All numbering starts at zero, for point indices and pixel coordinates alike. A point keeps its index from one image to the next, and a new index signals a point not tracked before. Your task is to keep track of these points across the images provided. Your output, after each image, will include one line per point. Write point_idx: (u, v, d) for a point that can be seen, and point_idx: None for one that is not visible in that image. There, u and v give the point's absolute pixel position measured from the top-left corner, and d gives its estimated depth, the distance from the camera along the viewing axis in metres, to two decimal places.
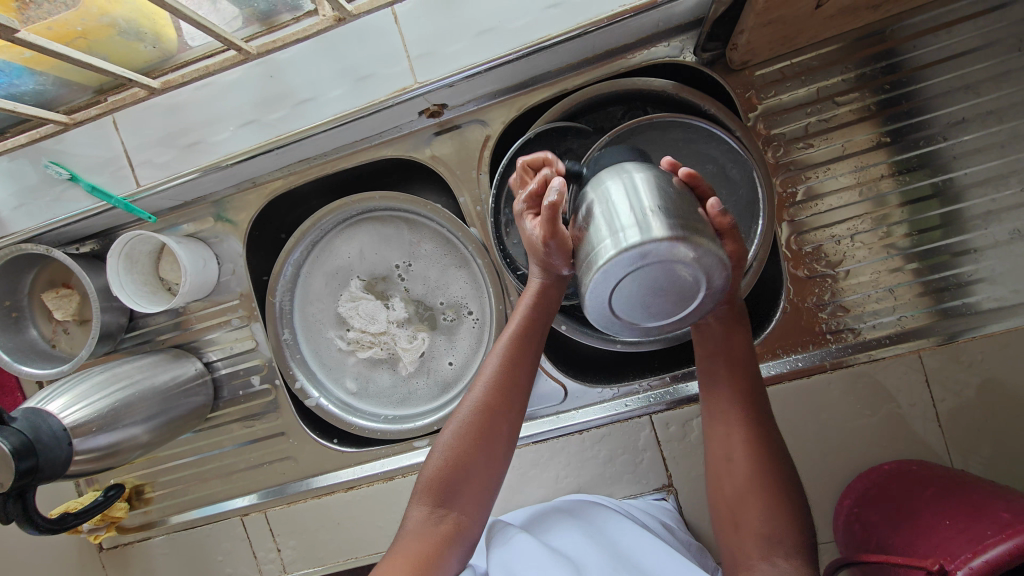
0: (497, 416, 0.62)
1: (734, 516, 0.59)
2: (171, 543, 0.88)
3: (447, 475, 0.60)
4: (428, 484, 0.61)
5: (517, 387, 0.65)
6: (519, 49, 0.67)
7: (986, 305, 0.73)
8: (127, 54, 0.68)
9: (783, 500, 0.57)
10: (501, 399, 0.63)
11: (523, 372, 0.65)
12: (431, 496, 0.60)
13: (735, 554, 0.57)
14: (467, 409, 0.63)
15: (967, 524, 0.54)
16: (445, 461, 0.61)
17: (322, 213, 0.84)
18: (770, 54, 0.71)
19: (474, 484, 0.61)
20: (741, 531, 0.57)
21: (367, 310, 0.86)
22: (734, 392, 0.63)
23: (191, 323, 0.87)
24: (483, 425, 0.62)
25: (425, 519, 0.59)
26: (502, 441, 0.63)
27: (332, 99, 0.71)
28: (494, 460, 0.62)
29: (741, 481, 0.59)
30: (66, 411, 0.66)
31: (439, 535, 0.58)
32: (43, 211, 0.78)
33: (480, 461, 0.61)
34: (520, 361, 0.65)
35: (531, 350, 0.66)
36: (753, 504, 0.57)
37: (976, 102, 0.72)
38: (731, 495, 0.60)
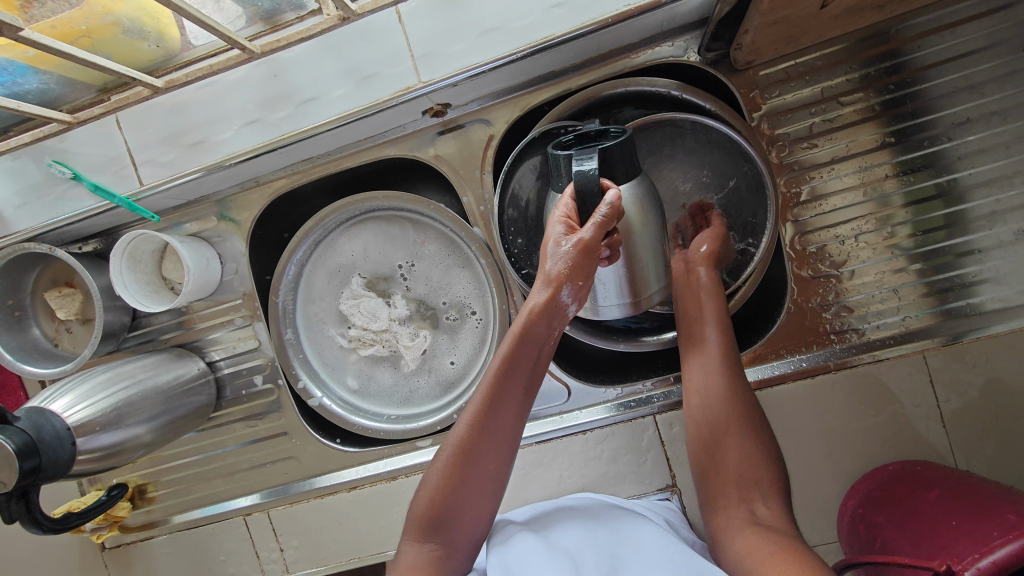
0: (488, 449, 0.61)
1: (712, 459, 0.64)
2: (174, 542, 0.88)
3: (434, 510, 0.60)
4: (416, 520, 0.61)
5: (504, 424, 0.62)
6: (523, 48, 0.67)
7: (990, 306, 0.72)
8: (131, 53, 0.68)
9: (749, 436, 0.63)
10: (487, 437, 0.61)
11: (515, 400, 0.62)
12: (420, 530, 0.61)
13: (722, 502, 0.62)
14: (450, 446, 0.62)
15: (972, 525, 0.54)
16: (431, 499, 0.61)
17: (324, 212, 0.84)
18: (775, 53, 0.70)
19: (462, 516, 0.61)
20: (722, 473, 0.63)
21: (369, 308, 0.85)
22: (713, 341, 0.67)
23: (193, 323, 0.87)
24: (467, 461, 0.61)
25: (416, 555, 0.59)
26: (492, 475, 0.62)
27: (336, 99, 0.71)
28: (481, 497, 0.62)
29: (710, 415, 0.65)
30: (69, 410, 0.66)
31: (430, 569, 0.58)
32: (46, 210, 0.77)
33: (466, 496, 0.61)
34: (507, 396, 0.62)
35: (521, 382, 0.62)
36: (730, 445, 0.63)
37: (981, 102, 0.72)
38: (706, 439, 0.65)
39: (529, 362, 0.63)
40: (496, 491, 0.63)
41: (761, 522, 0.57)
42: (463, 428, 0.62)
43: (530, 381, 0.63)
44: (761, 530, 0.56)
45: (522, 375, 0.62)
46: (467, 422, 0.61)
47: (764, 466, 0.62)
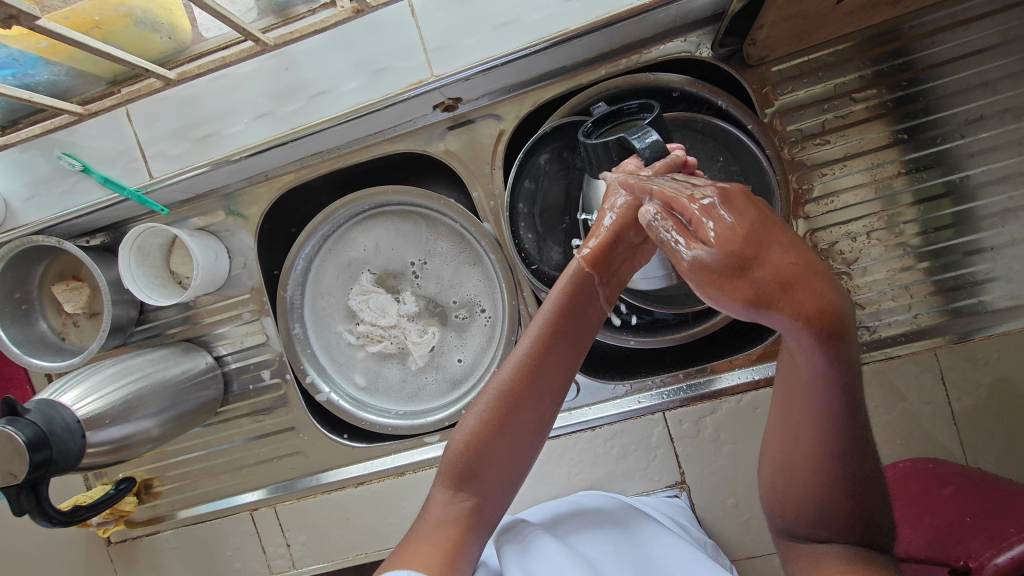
0: (531, 400, 0.58)
1: (791, 503, 0.48)
2: (180, 537, 0.88)
3: (469, 460, 0.58)
4: (449, 470, 0.59)
5: (551, 375, 0.58)
6: (536, 43, 0.67)
7: (1000, 304, 0.72)
8: (142, 45, 0.67)
9: (849, 489, 0.45)
10: (532, 385, 0.58)
11: (571, 354, 0.59)
12: (452, 478, 0.58)
13: (788, 543, 0.51)
14: (491, 392, 0.58)
15: (987, 522, 0.54)
16: (465, 446, 0.58)
17: (333, 206, 0.83)
18: (788, 50, 0.70)
19: (496, 469, 0.58)
20: (794, 516, 0.49)
21: (378, 304, 0.86)
22: (825, 388, 0.43)
23: (200, 317, 0.87)
24: (506, 410, 0.57)
25: (446, 504, 0.57)
26: (532, 433, 0.59)
27: (347, 92, 0.71)
28: (517, 450, 0.59)
29: (802, 463, 0.47)
30: (79, 403, 0.65)
31: (459, 523, 0.56)
32: (54, 202, 0.77)
33: (504, 448, 0.58)
34: (557, 345, 0.58)
35: (570, 332, 0.59)
36: (816, 492, 0.46)
37: (994, 99, 0.71)
38: (783, 482, 0.49)
39: (580, 311, 0.59)
40: (536, 447, 0.60)
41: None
42: (506, 375, 0.58)
43: (584, 333, 0.60)
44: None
45: (573, 327, 0.58)
46: (510, 368, 0.58)
47: (846, 514, 0.45)
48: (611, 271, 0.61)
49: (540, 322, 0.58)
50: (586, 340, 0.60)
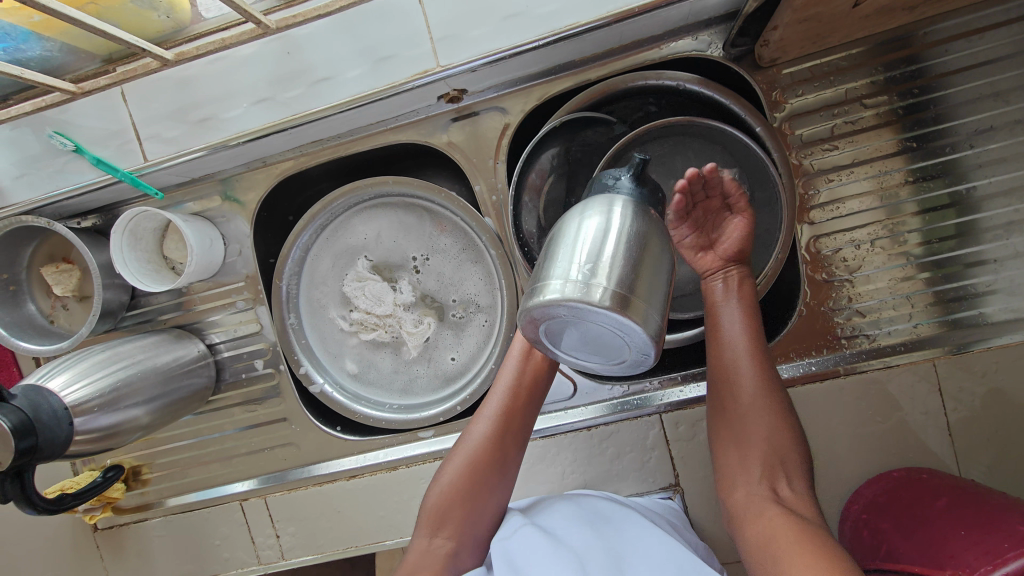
0: (497, 451, 0.66)
1: (737, 449, 0.59)
2: (168, 525, 0.87)
3: (446, 506, 0.64)
4: (429, 514, 0.65)
5: (516, 436, 0.67)
6: (545, 36, 0.65)
7: (998, 316, 0.72)
8: (139, 23, 0.66)
9: (775, 424, 0.59)
10: (500, 443, 0.66)
11: (526, 411, 0.67)
12: (430, 524, 0.64)
13: (734, 491, 0.58)
14: (469, 444, 0.66)
15: (981, 535, 0.54)
16: (446, 490, 0.65)
17: (332, 195, 0.82)
18: (800, 52, 0.69)
19: (469, 515, 0.64)
20: (742, 457, 0.59)
21: (374, 292, 0.84)
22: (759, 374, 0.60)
23: (193, 304, 0.86)
24: (483, 459, 0.65)
25: (423, 549, 0.63)
26: (501, 469, 0.66)
27: (349, 80, 0.69)
28: (489, 496, 0.65)
29: (737, 415, 0.60)
30: (67, 389, 0.64)
31: (436, 564, 0.62)
32: (44, 182, 0.75)
33: (478, 496, 0.65)
34: (522, 409, 0.67)
35: (535, 396, 0.68)
36: (750, 430, 0.59)
37: (1003, 111, 0.71)
38: (731, 432, 0.61)
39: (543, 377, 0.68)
40: (499, 500, 0.66)
41: (785, 502, 0.54)
42: (481, 432, 0.66)
43: (537, 394, 0.68)
44: (787, 513, 0.53)
45: (533, 396, 0.68)
46: (488, 425, 0.66)
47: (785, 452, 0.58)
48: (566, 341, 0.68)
49: (504, 390, 0.67)
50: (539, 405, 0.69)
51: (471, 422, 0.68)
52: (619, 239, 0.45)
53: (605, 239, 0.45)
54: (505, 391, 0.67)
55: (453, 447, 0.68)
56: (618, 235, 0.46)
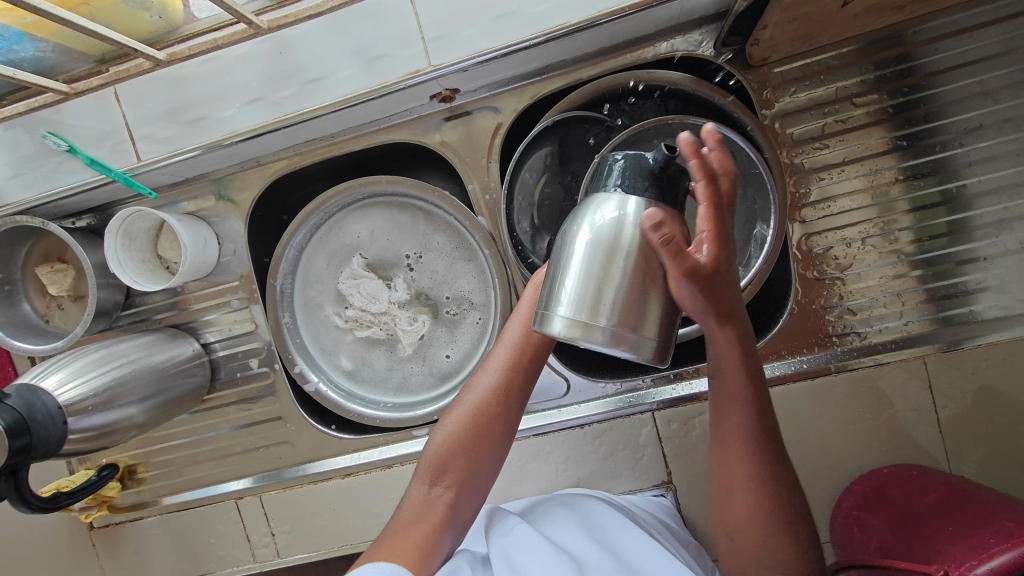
0: (502, 402, 0.65)
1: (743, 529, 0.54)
2: (163, 524, 0.88)
3: (448, 456, 0.63)
4: (428, 463, 0.64)
5: (520, 387, 0.65)
6: (537, 35, 0.65)
7: (988, 314, 0.73)
8: (132, 23, 0.66)
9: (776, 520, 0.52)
10: (504, 399, 0.65)
11: (534, 362, 0.66)
12: (429, 473, 0.63)
13: (727, 547, 0.56)
14: (473, 399, 0.65)
15: (970, 530, 0.54)
16: (447, 440, 0.64)
17: (326, 194, 0.82)
18: (791, 51, 0.70)
19: (468, 468, 0.64)
20: (742, 542, 0.54)
21: (369, 289, 0.83)
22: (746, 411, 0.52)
23: (188, 303, 0.86)
24: (487, 413, 0.64)
25: (422, 499, 0.62)
26: (505, 421, 0.65)
27: (342, 80, 0.70)
28: (490, 449, 0.64)
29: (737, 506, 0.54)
30: (61, 389, 0.64)
31: (435, 514, 0.62)
32: (38, 182, 0.75)
33: (482, 446, 0.64)
34: (529, 366, 0.65)
35: (543, 353, 0.66)
36: (749, 522, 0.53)
37: (994, 109, 0.71)
38: (728, 519, 0.55)
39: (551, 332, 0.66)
40: (499, 454, 0.66)
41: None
42: (485, 387, 0.65)
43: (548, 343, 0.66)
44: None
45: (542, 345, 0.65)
46: (494, 380, 0.65)
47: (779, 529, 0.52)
48: None
49: (513, 337, 0.65)
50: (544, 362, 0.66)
51: (476, 373, 0.66)
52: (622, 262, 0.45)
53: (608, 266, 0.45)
54: (514, 339, 0.65)
55: (454, 401, 0.66)
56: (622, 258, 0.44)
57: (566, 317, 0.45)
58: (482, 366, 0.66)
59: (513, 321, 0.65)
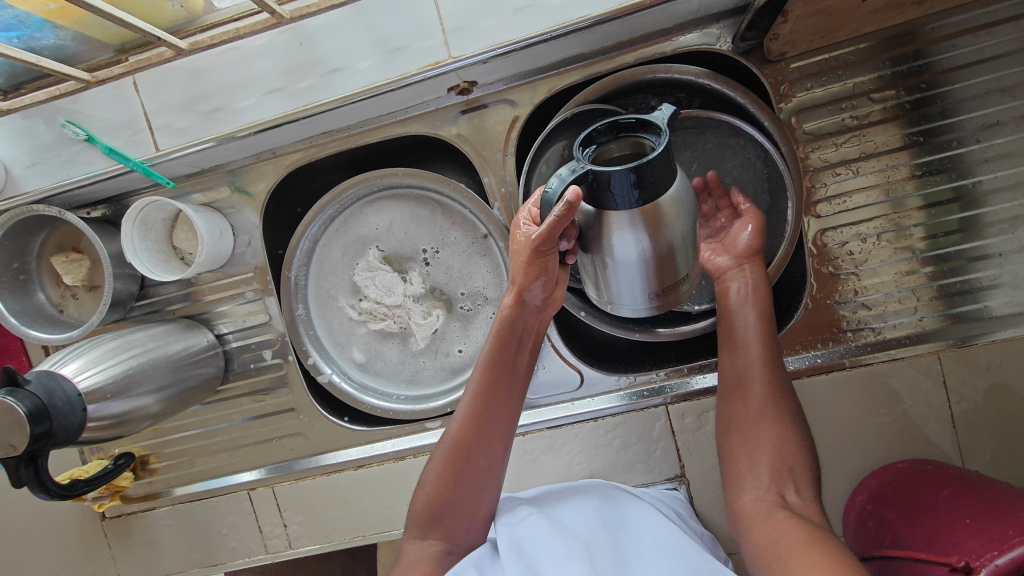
0: (477, 442, 0.64)
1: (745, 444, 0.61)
2: (175, 514, 0.88)
3: (434, 505, 0.64)
4: (417, 516, 0.64)
5: (494, 423, 0.65)
6: (556, 28, 0.66)
7: (1001, 310, 0.73)
8: (154, 12, 0.66)
9: (779, 417, 0.61)
10: (480, 435, 0.64)
11: (505, 394, 0.66)
12: (419, 526, 0.64)
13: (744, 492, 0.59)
14: (447, 442, 0.65)
15: (986, 523, 0.54)
16: (432, 489, 0.64)
17: (342, 186, 0.83)
18: (809, 46, 0.70)
19: (457, 511, 0.64)
20: (746, 460, 0.61)
21: (384, 282, 0.84)
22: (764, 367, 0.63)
23: (202, 295, 0.86)
24: (465, 452, 0.64)
25: (418, 547, 0.63)
26: (484, 459, 0.64)
27: (360, 71, 0.70)
28: (475, 489, 0.64)
29: (751, 419, 0.62)
30: (80, 376, 0.64)
31: (430, 561, 0.62)
32: (55, 171, 0.75)
33: (463, 488, 0.64)
34: (500, 392, 0.66)
35: (512, 379, 0.66)
36: (761, 433, 0.61)
37: (1010, 106, 0.71)
38: (739, 435, 0.62)
39: (522, 355, 0.67)
40: (490, 492, 0.65)
41: (790, 507, 0.55)
42: (456, 428, 0.65)
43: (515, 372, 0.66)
44: (791, 514, 0.54)
45: (509, 377, 0.66)
46: (463, 421, 0.65)
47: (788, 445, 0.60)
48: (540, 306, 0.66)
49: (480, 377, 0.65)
50: (516, 392, 0.67)
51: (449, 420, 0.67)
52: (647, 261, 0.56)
53: (634, 272, 0.57)
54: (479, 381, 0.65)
55: (435, 447, 0.67)
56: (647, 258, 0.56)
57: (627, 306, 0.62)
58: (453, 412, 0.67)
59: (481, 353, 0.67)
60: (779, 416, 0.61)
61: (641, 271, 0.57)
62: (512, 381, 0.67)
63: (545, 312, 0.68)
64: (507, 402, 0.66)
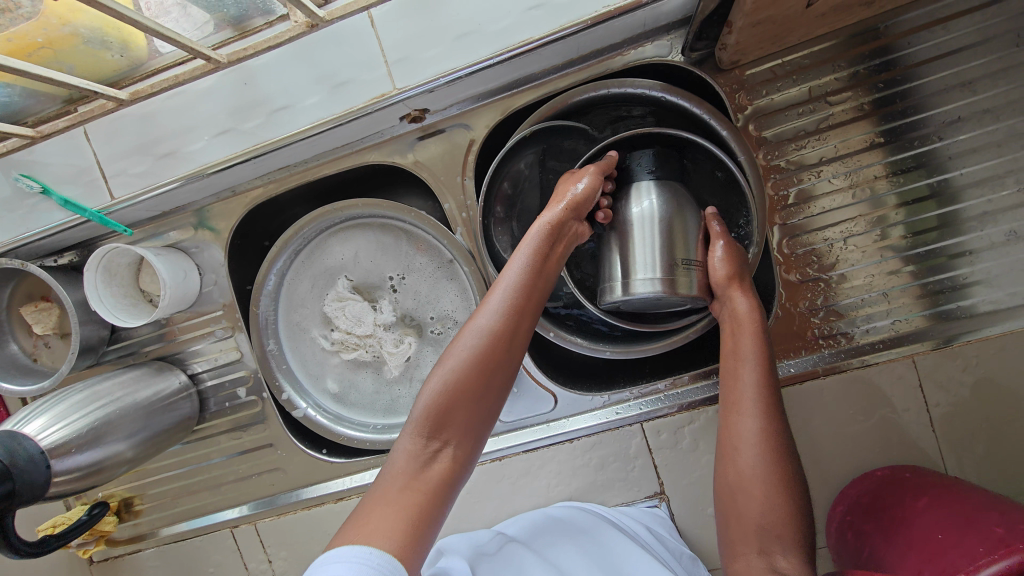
0: (503, 346, 0.62)
1: (735, 506, 0.59)
2: (162, 555, 0.88)
3: (449, 405, 0.59)
4: (425, 414, 0.58)
5: (524, 330, 0.63)
6: (500, 53, 0.65)
7: (981, 308, 0.71)
8: (95, 63, 0.65)
9: (786, 490, 0.57)
10: (510, 338, 0.62)
11: (536, 306, 0.64)
12: (426, 426, 0.58)
13: (732, 547, 0.58)
14: (476, 339, 0.61)
15: (960, 538, 0.52)
16: (445, 387, 0.59)
17: (302, 220, 0.81)
18: (761, 53, 0.68)
19: (465, 422, 0.60)
20: (741, 522, 0.58)
21: (354, 312, 0.83)
22: (756, 417, 0.60)
23: (174, 335, 0.86)
24: (487, 356, 0.61)
25: (417, 451, 0.57)
26: (506, 365, 0.62)
27: (309, 107, 0.69)
28: (489, 399, 0.61)
29: (749, 474, 0.58)
30: (44, 433, 0.64)
31: (433, 468, 0.57)
32: (15, 224, 0.75)
33: (483, 390, 0.60)
34: (534, 302, 0.64)
35: (544, 293, 0.65)
36: (755, 492, 0.57)
37: (973, 100, 0.69)
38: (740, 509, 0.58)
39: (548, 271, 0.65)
40: (492, 415, 0.62)
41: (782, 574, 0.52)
42: (489, 324, 0.61)
43: (546, 285, 0.65)
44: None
45: (542, 287, 0.65)
46: (498, 317, 0.61)
47: (785, 500, 0.56)
48: (566, 234, 0.66)
49: (519, 277, 0.63)
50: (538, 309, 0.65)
51: (475, 315, 0.63)
52: (653, 231, 0.63)
53: (647, 228, 0.63)
54: (519, 282, 0.63)
55: (453, 343, 0.62)
56: (658, 226, 0.63)
57: (642, 279, 0.62)
58: (481, 308, 0.63)
59: (520, 256, 0.64)
60: (780, 464, 0.58)
61: (652, 238, 0.63)
62: (542, 295, 0.65)
63: (573, 232, 0.67)
64: (536, 317, 0.65)
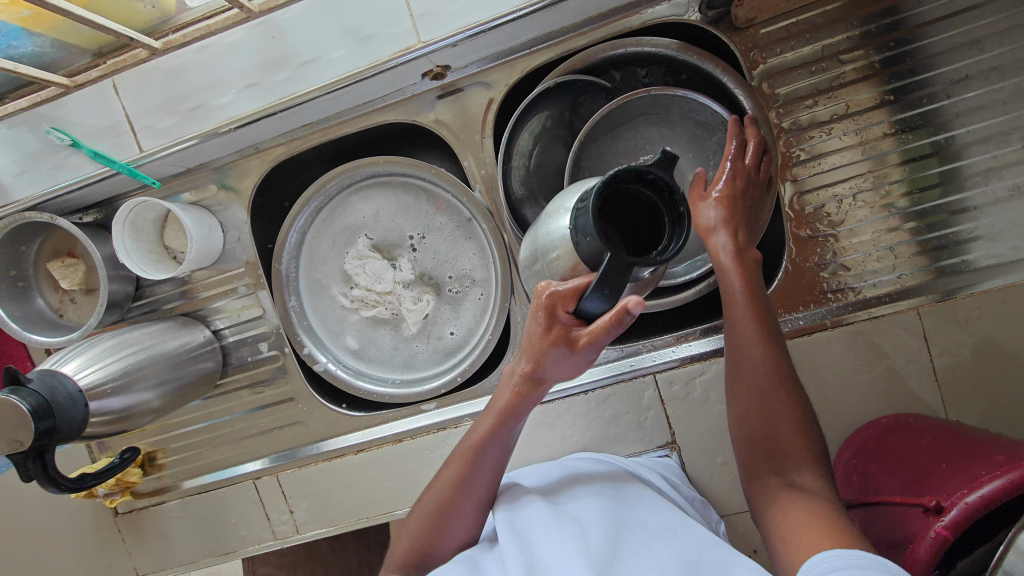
0: (467, 498, 0.63)
1: (759, 450, 0.56)
2: (184, 507, 0.90)
3: (419, 546, 0.63)
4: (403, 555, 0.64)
5: (488, 477, 0.63)
6: (522, 8, 0.67)
7: (983, 262, 0.73)
8: (128, 14, 0.69)
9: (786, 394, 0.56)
10: (473, 487, 0.63)
11: (500, 456, 0.63)
12: (406, 561, 0.64)
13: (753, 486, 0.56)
14: (439, 490, 0.64)
15: (963, 465, 0.55)
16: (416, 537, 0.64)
17: (326, 177, 0.84)
18: (776, 10, 0.71)
19: (446, 554, 0.64)
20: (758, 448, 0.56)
21: (375, 269, 0.86)
22: (748, 318, 0.58)
23: (197, 292, 0.88)
24: (448, 511, 0.63)
25: None
26: (472, 509, 0.63)
27: (334, 61, 0.71)
28: (463, 530, 0.63)
29: (755, 389, 0.57)
30: (80, 373, 0.67)
31: None
32: (44, 177, 0.77)
33: (448, 531, 0.63)
34: (497, 454, 0.63)
35: (510, 442, 0.64)
36: (766, 405, 0.56)
37: (980, 58, 0.71)
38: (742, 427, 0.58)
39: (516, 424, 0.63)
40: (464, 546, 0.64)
41: (799, 487, 0.52)
42: (449, 477, 0.64)
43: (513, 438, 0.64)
44: (803, 496, 0.51)
45: (507, 440, 0.63)
46: (457, 472, 0.63)
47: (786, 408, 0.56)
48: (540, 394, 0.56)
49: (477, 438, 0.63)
50: (511, 450, 0.64)
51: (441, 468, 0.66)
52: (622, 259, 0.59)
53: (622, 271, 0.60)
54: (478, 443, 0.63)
55: (424, 494, 0.66)
56: None
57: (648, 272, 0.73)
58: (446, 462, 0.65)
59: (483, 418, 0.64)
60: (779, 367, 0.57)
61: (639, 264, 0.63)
62: (508, 446, 0.64)
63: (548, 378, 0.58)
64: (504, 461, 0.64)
